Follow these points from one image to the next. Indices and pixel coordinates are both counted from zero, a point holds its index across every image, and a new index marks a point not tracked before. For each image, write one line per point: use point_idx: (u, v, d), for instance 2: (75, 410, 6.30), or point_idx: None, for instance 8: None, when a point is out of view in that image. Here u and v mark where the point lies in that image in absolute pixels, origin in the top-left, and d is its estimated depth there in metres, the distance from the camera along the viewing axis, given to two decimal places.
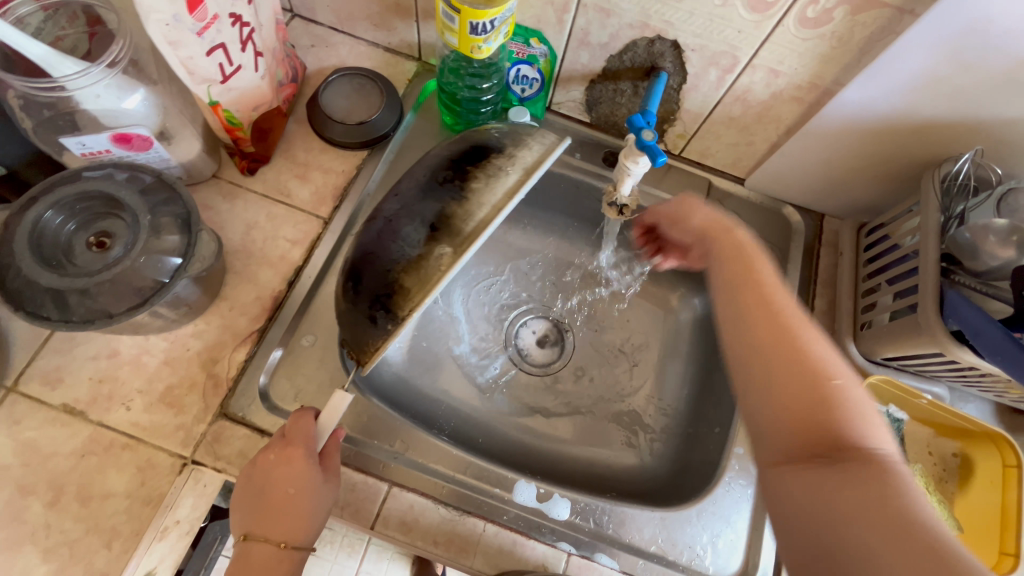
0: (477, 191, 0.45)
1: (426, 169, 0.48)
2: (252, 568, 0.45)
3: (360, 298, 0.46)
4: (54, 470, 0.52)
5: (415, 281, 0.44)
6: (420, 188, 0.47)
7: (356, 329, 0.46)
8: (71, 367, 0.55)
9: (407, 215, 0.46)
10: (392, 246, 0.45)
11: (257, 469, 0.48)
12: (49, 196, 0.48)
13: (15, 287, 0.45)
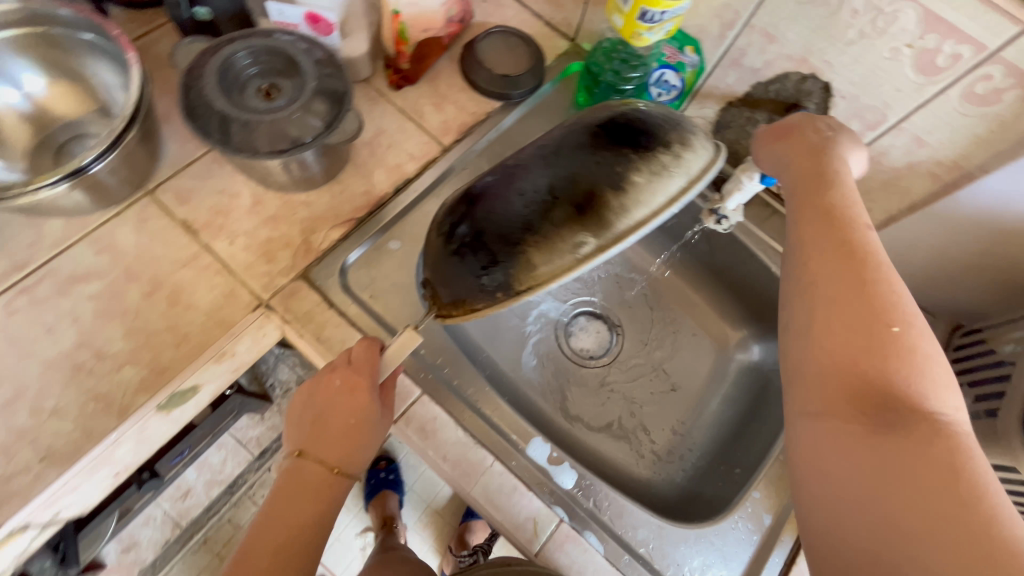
0: (639, 181, 0.40)
1: (577, 136, 0.43)
2: (304, 483, 0.50)
3: (468, 253, 0.42)
4: (157, 269, 0.58)
5: (549, 258, 0.39)
6: (567, 157, 0.42)
7: (449, 281, 0.43)
8: (200, 192, 0.62)
9: (547, 181, 0.41)
10: (524, 204, 0.41)
11: (318, 393, 0.52)
12: (245, 41, 0.56)
13: (194, 102, 0.53)
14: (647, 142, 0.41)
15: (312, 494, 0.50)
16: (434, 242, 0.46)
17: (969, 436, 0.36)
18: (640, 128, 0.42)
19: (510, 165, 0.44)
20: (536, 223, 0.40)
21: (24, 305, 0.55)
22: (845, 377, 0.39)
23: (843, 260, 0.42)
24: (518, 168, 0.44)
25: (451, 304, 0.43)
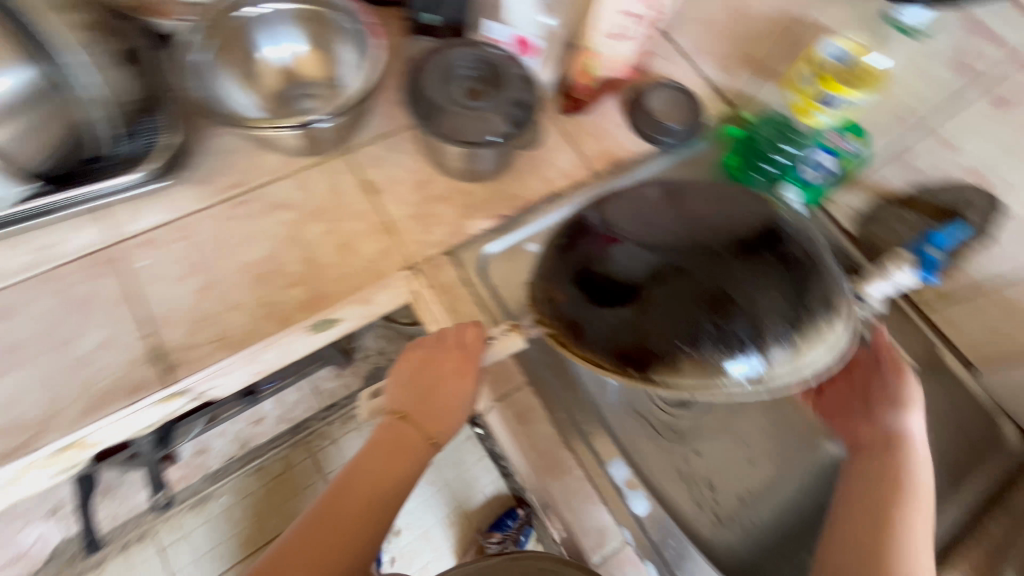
0: (790, 352, 0.43)
1: (762, 266, 0.45)
2: (404, 442, 0.56)
3: (626, 334, 0.44)
4: (337, 215, 0.68)
5: (699, 376, 0.43)
6: (746, 282, 0.44)
7: (596, 339, 0.45)
8: (385, 161, 0.72)
9: (716, 295, 0.43)
10: (685, 299, 0.43)
11: (425, 367, 0.59)
12: (464, 48, 0.65)
13: (416, 90, 0.63)
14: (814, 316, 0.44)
15: (408, 454, 0.56)
16: (583, 290, 0.46)
17: None
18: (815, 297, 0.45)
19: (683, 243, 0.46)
20: (703, 343, 0.42)
21: (235, 215, 0.66)
22: (854, 550, 0.49)
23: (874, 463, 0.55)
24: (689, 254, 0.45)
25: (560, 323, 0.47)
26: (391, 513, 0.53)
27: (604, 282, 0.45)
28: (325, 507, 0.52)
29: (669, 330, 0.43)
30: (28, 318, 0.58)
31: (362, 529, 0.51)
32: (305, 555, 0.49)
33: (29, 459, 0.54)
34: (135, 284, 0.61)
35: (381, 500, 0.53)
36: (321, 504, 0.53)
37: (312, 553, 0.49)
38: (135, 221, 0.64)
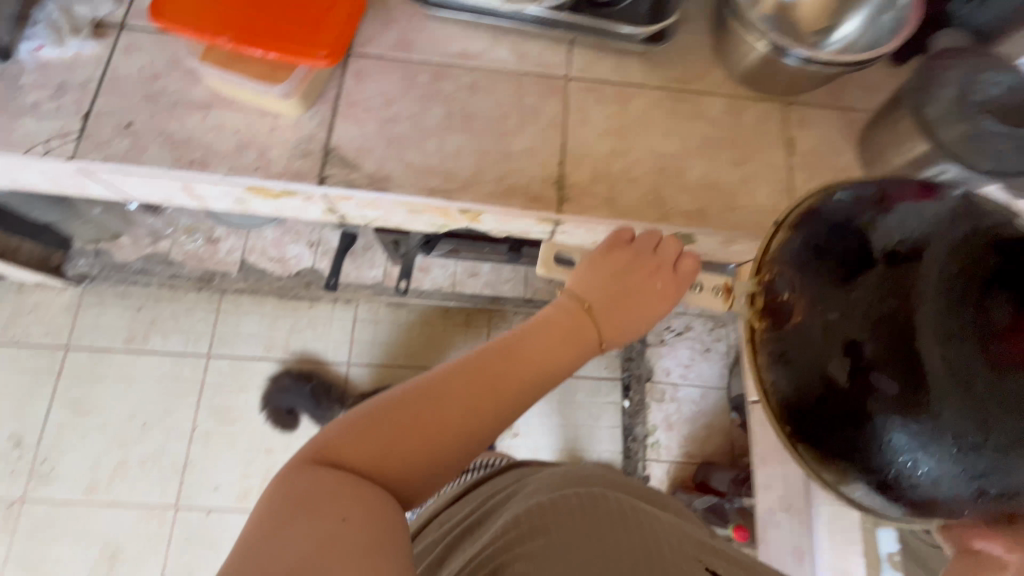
0: (934, 485, 0.38)
1: (998, 392, 0.36)
2: (586, 327, 0.56)
3: (783, 339, 0.45)
4: (749, 152, 0.68)
5: (786, 421, 0.46)
6: (950, 408, 0.37)
7: (771, 312, 0.47)
8: (816, 129, 0.70)
9: (902, 392, 0.38)
10: (862, 378, 0.40)
11: (626, 270, 0.59)
12: (1001, 64, 0.59)
13: (925, 80, 0.60)
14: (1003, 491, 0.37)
15: (580, 345, 0.55)
16: (798, 278, 0.45)
17: None
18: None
19: (923, 315, 0.38)
20: (816, 411, 0.43)
21: (666, 106, 0.69)
22: None
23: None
24: (919, 318, 0.38)
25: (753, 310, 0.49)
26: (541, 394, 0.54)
27: (806, 300, 0.44)
28: (486, 366, 0.51)
29: (829, 390, 0.42)
30: (485, 100, 0.68)
31: (518, 402, 0.52)
32: (467, 400, 0.49)
33: (442, 204, 0.64)
34: (569, 118, 0.68)
35: (542, 384, 0.53)
36: (486, 353, 0.52)
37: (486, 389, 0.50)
38: (589, 65, 0.70)
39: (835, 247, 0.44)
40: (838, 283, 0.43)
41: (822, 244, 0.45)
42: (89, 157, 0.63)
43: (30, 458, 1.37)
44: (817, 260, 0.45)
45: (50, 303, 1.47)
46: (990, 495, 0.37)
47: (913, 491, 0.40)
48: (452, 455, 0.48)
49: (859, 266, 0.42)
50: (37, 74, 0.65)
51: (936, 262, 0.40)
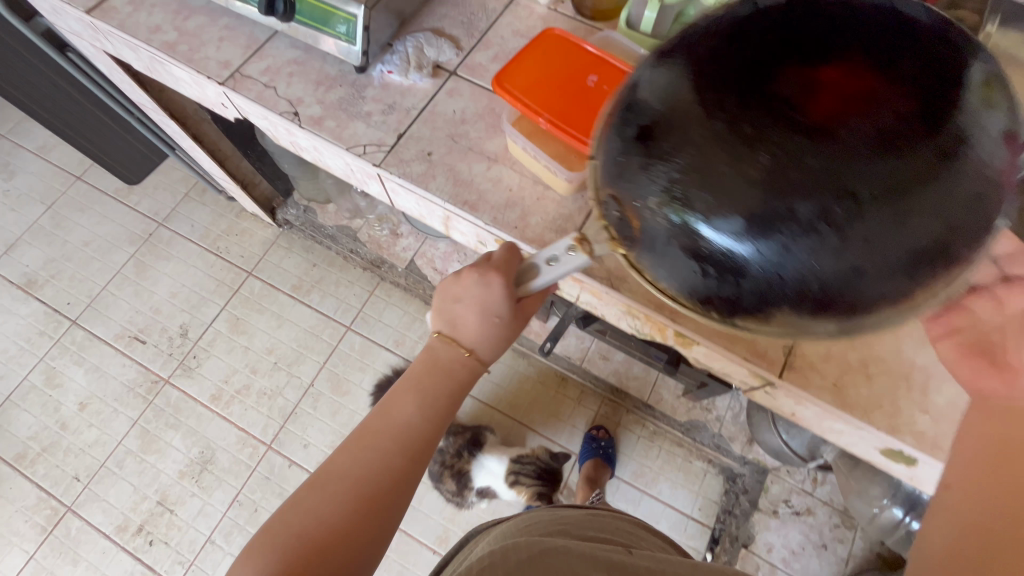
0: (822, 275, 0.31)
1: (834, 152, 0.30)
2: (443, 361, 0.63)
3: (630, 221, 0.37)
4: None
5: (687, 298, 0.38)
6: (807, 202, 0.30)
7: (610, 195, 0.38)
8: None
9: (773, 198, 0.31)
10: (725, 239, 0.32)
11: (468, 292, 0.61)
12: None
13: None
14: (907, 235, 0.30)
15: (448, 374, 0.63)
16: (634, 120, 0.36)
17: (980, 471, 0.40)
18: (905, 194, 0.30)
19: (714, 115, 0.32)
20: (708, 273, 0.34)
21: None
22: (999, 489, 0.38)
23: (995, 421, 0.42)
24: (711, 133, 0.32)
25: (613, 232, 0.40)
26: (425, 443, 0.60)
27: (644, 191, 0.34)
28: (363, 445, 0.58)
29: (699, 234, 0.33)
30: None
31: (401, 458, 0.57)
32: (359, 477, 0.55)
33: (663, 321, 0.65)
34: None
35: (416, 437, 0.59)
36: (372, 433, 0.59)
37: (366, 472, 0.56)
38: None
39: (630, 133, 0.35)
40: (646, 153, 0.34)
41: (634, 105, 0.36)
42: (389, 169, 0.74)
43: (185, 350, 1.58)
44: (635, 140, 0.35)
45: (255, 233, 1.72)
46: (900, 271, 0.31)
47: (834, 298, 0.33)
48: (367, 532, 0.53)
49: (672, 86, 0.34)
50: (378, 91, 0.78)
51: (762, 32, 0.33)
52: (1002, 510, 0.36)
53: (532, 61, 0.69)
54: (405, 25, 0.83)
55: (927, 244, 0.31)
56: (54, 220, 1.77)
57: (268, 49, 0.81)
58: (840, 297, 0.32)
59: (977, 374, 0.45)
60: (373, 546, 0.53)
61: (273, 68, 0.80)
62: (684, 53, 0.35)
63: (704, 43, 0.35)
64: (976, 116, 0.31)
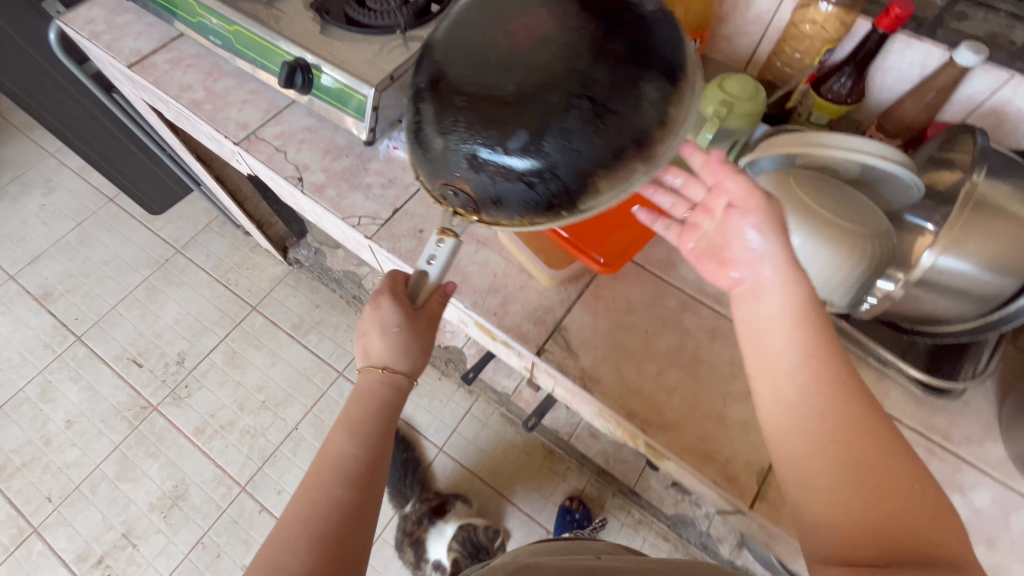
0: (594, 134, 0.37)
1: (543, 56, 0.37)
2: (371, 390, 0.60)
3: (462, 179, 0.39)
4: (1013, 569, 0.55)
5: (538, 214, 0.41)
6: (555, 90, 0.37)
7: (433, 180, 0.41)
8: None
9: (522, 102, 0.37)
10: (514, 146, 0.37)
11: (367, 331, 0.61)
12: None
13: None
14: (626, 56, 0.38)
15: (377, 394, 0.60)
16: (421, 117, 0.41)
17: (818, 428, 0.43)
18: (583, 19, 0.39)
19: (457, 65, 0.39)
20: (530, 177, 0.38)
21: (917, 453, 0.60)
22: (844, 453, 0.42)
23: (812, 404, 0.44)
24: (465, 73, 0.39)
25: (462, 209, 0.42)
26: (371, 459, 0.56)
27: (451, 161, 0.39)
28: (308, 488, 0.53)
29: (511, 144, 0.37)
30: (719, 349, 0.67)
31: (352, 479, 0.54)
32: (314, 517, 0.50)
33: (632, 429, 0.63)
34: None
35: (360, 454, 0.56)
36: (313, 475, 0.54)
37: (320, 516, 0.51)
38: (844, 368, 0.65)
39: (415, 125, 0.41)
40: (431, 119, 0.39)
41: (419, 104, 0.41)
42: (380, 241, 0.76)
43: (179, 378, 1.59)
44: (428, 97, 0.40)
45: (266, 268, 1.77)
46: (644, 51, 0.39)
47: (621, 143, 0.38)
48: (338, 564, 0.49)
49: (445, 61, 0.40)
50: (381, 165, 0.81)
51: (468, 19, 0.42)
52: (842, 463, 0.42)
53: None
54: None
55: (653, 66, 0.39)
56: (81, 236, 1.85)
57: (285, 115, 0.86)
58: (621, 141, 0.38)
59: (712, 273, 0.53)
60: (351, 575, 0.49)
61: (287, 133, 0.84)
62: (417, 73, 0.43)
63: (418, 64, 0.43)
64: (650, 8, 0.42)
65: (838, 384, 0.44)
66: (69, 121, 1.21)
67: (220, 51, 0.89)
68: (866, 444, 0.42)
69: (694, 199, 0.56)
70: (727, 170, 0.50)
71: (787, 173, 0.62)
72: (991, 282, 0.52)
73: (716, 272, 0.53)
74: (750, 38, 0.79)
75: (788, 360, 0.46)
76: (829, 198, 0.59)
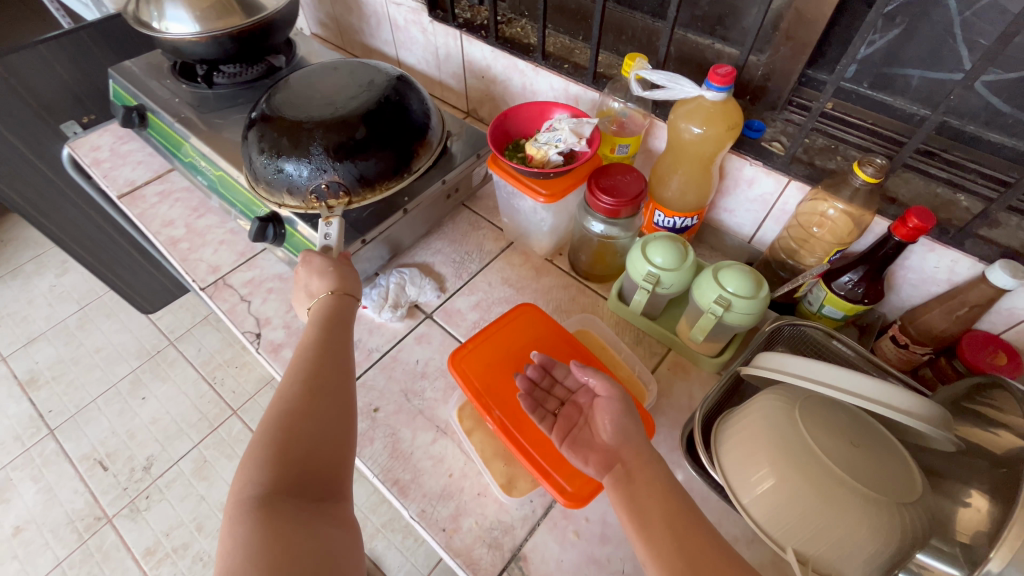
0: (360, 161, 0.68)
1: (315, 118, 0.68)
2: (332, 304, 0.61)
3: (325, 179, 0.67)
4: None
5: (367, 191, 0.70)
6: (320, 131, 0.67)
7: (350, 176, 0.68)
8: None
9: (339, 131, 0.67)
10: (358, 136, 0.68)
11: (306, 283, 0.65)
12: None
13: None
14: (379, 124, 0.69)
15: (346, 310, 0.62)
16: (285, 140, 0.67)
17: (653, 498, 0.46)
18: (360, 102, 0.70)
19: (291, 114, 0.69)
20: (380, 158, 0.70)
21: None
22: (681, 527, 0.44)
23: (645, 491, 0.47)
24: (299, 117, 0.68)
25: (331, 198, 0.69)
26: (336, 338, 0.58)
27: (319, 170, 0.67)
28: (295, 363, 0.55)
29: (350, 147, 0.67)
30: None
31: (323, 350, 0.56)
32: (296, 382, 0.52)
33: None
34: None
35: (328, 341, 0.58)
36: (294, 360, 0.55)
37: (338, 352, 0.57)
38: None
39: (266, 161, 0.68)
40: (287, 151, 0.67)
41: (263, 144, 0.69)
42: None
43: (141, 487, 1.48)
44: (282, 157, 0.67)
45: (254, 368, 1.71)
46: (390, 92, 0.73)
47: (388, 158, 0.70)
48: (327, 416, 0.50)
49: (293, 107, 0.69)
50: None
51: (327, 80, 0.74)
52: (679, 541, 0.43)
53: (495, 343, 0.68)
54: (397, 256, 0.83)
55: (388, 106, 0.71)
56: (81, 321, 1.84)
57: (258, 260, 0.83)
58: (385, 147, 0.70)
59: (580, 455, 0.53)
60: (346, 422, 0.51)
61: (257, 281, 0.80)
62: (254, 125, 0.72)
63: (255, 126, 0.70)
64: (362, 63, 0.79)
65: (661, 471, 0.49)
66: (73, 231, 1.21)
67: (206, 191, 0.89)
68: (710, 542, 0.43)
69: (566, 390, 0.62)
70: (589, 369, 0.58)
71: (797, 401, 0.53)
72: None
73: (585, 453, 0.53)
74: (753, 215, 0.74)
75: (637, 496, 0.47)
76: (847, 441, 0.49)
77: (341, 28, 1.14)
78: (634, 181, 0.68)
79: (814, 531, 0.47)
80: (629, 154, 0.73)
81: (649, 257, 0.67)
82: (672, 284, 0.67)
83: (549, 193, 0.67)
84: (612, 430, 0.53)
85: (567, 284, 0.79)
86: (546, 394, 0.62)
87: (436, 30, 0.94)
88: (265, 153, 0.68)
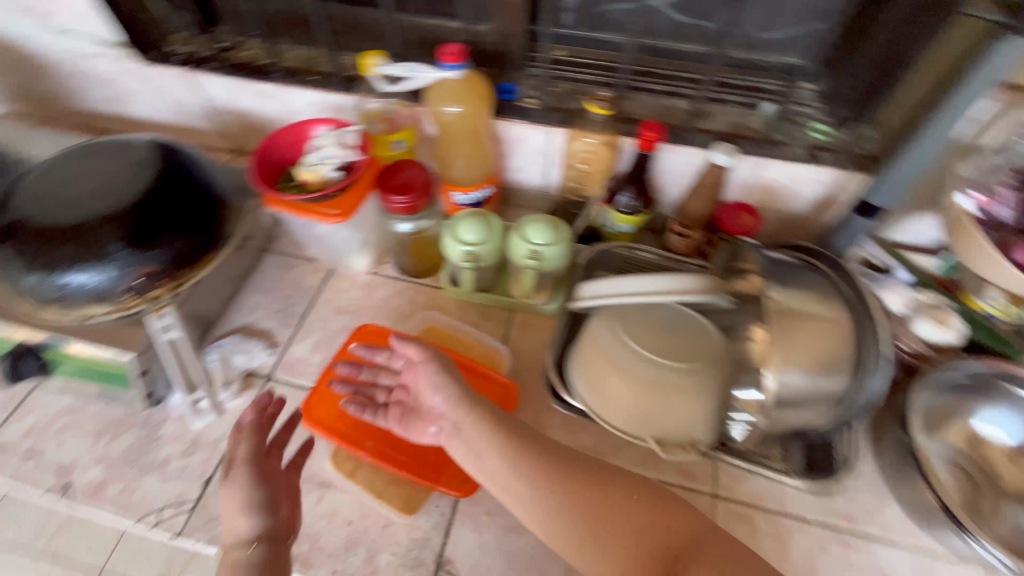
0: (174, 240, 0.63)
1: (95, 210, 0.60)
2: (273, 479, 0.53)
3: (140, 270, 0.60)
4: None
5: (194, 268, 0.65)
6: (109, 222, 0.60)
7: (168, 259, 0.62)
8: None
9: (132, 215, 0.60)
10: (158, 215, 0.62)
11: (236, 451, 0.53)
12: None
13: None
14: (176, 198, 0.64)
15: (289, 496, 0.53)
16: (66, 245, 0.58)
17: (579, 488, 0.47)
18: (144, 180, 0.64)
19: (60, 216, 0.60)
20: (195, 229, 0.65)
21: (834, 554, 0.59)
22: (603, 504, 0.47)
23: (567, 481, 0.48)
24: (73, 217, 0.60)
25: (153, 289, 0.62)
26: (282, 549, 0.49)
27: (125, 265, 0.60)
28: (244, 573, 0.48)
29: (155, 229, 0.61)
30: None
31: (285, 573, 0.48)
32: None
33: None
34: None
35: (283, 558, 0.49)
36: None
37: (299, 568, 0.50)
38: (742, 484, 0.62)
39: (51, 278, 0.59)
40: (74, 258, 0.58)
41: (37, 263, 0.59)
42: (193, 534, 0.59)
43: None
44: (74, 266, 0.58)
45: None
46: (172, 161, 0.67)
47: (204, 229, 0.66)
48: None
49: (59, 209, 0.60)
50: (176, 426, 0.66)
51: (84, 169, 0.65)
52: (612, 516, 0.46)
53: None
54: (209, 330, 0.74)
55: (179, 178, 0.66)
56: None
57: (33, 401, 0.68)
58: (192, 219, 0.65)
59: (415, 429, 0.56)
60: None
61: (39, 425, 0.66)
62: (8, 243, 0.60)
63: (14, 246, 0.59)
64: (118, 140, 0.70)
65: (570, 459, 0.50)
66: None
67: None
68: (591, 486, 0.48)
69: (388, 374, 0.61)
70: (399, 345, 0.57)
71: (615, 315, 0.61)
72: (832, 382, 0.51)
73: (417, 425, 0.56)
74: (538, 165, 0.80)
75: (482, 456, 0.50)
76: (661, 331, 0.58)
77: (32, 95, 0.94)
78: (421, 172, 0.69)
79: (665, 411, 0.56)
80: (408, 148, 0.73)
81: (461, 236, 0.69)
82: (489, 256, 0.70)
83: (343, 212, 0.65)
84: (451, 403, 0.53)
85: (400, 289, 0.78)
86: (371, 385, 0.61)
87: (155, 73, 0.82)
88: (44, 270, 0.59)
